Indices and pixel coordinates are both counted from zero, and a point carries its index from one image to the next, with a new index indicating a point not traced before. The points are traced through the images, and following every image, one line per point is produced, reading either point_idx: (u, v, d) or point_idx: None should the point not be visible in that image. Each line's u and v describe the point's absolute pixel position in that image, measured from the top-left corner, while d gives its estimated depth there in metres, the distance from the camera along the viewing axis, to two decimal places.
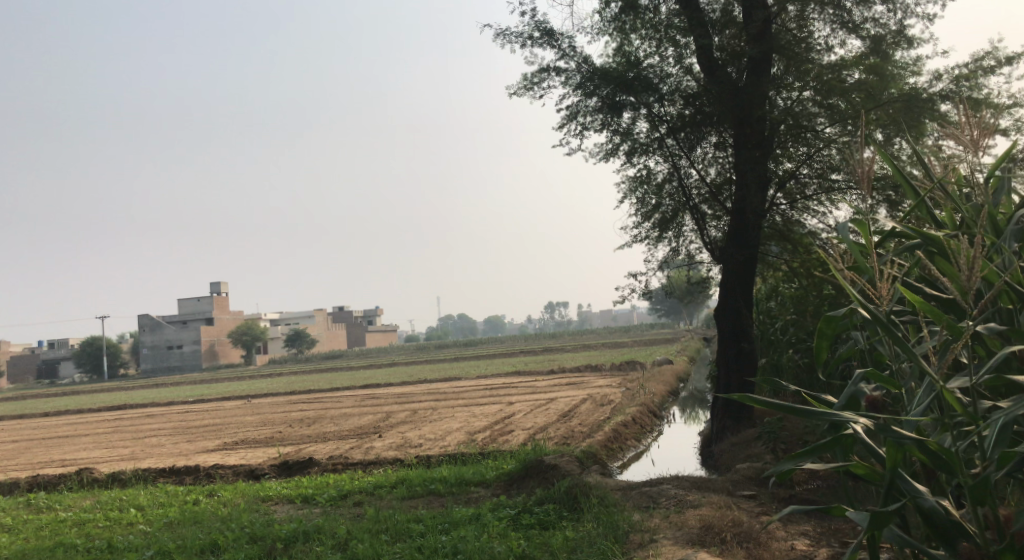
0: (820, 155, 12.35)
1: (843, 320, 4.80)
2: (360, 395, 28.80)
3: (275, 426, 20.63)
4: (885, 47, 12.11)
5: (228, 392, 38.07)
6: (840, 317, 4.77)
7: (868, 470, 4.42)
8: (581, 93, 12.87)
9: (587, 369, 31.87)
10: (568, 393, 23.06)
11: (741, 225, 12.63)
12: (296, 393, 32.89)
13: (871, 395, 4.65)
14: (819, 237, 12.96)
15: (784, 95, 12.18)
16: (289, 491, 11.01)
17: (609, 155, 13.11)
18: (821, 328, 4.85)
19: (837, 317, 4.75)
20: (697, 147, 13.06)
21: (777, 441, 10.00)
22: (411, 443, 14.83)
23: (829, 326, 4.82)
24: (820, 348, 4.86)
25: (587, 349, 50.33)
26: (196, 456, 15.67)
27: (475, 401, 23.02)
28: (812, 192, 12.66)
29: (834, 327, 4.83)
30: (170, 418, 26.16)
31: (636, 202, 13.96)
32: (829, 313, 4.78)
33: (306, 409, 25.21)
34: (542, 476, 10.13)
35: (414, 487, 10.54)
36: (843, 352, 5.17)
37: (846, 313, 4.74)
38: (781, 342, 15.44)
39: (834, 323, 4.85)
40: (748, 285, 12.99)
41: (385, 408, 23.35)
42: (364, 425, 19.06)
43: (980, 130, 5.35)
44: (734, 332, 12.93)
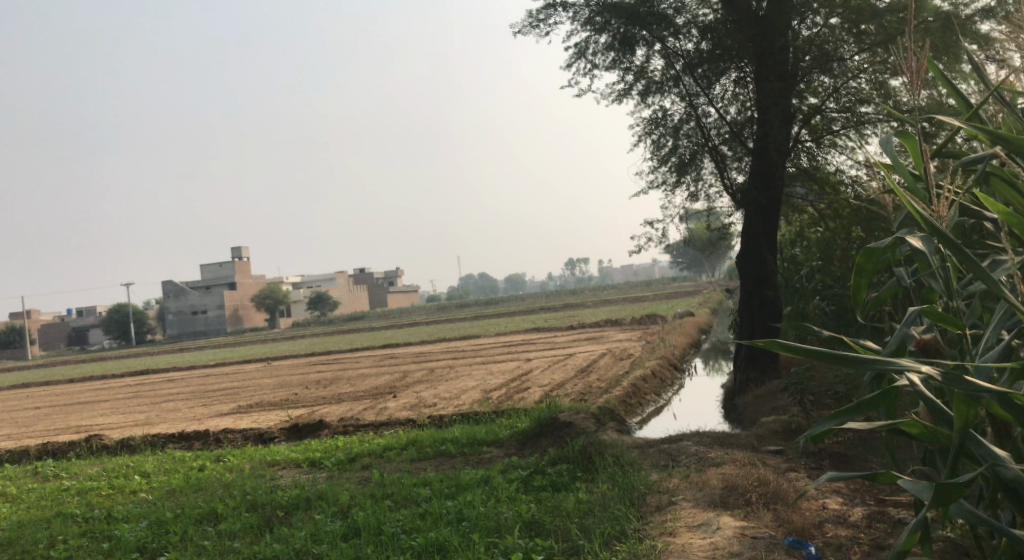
0: (847, 87, 11.67)
1: (883, 252, 4.22)
2: (378, 356, 28.52)
3: (291, 388, 20.34)
4: None
5: (249, 355, 37.99)
6: (881, 249, 4.19)
7: (922, 429, 3.97)
8: (591, 30, 12.24)
9: (607, 324, 31.40)
10: (587, 348, 22.61)
11: (765, 163, 11.98)
12: (315, 355, 32.70)
13: (920, 339, 4.16)
14: (848, 176, 12.24)
15: (809, 24, 11.51)
16: (297, 454, 10.63)
17: (622, 96, 12.48)
18: (860, 263, 4.27)
19: (878, 248, 4.16)
20: (715, 84, 12.38)
21: (805, 393, 9.45)
22: (425, 403, 14.42)
23: (869, 258, 4.24)
24: (860, 286, 4.30)
25: (609, 305, 49.81)
26: (208, 420, 15.39)
27: (493, 358, 22.61)
28: (840, 128, 11.89)
29: (874, 260, 4.25)
30: (189, 382, 26.01)
31: (651, 145, 13.23)
32: (868, 245, 4.19)
33: (324, 370, 24.92)
34: (557, 435, 9.68)
35: (425, 448, 10.11)
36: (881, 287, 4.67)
37: (887, 243, 4.16)
38: (806, 290, 14.87)
39: (874, 256, 4.27)
40: (772, 229, 12.32)
41: (403, 367, 23.00)
42: (380, 385, 18.73)
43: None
44: (757, 280, 12.35)
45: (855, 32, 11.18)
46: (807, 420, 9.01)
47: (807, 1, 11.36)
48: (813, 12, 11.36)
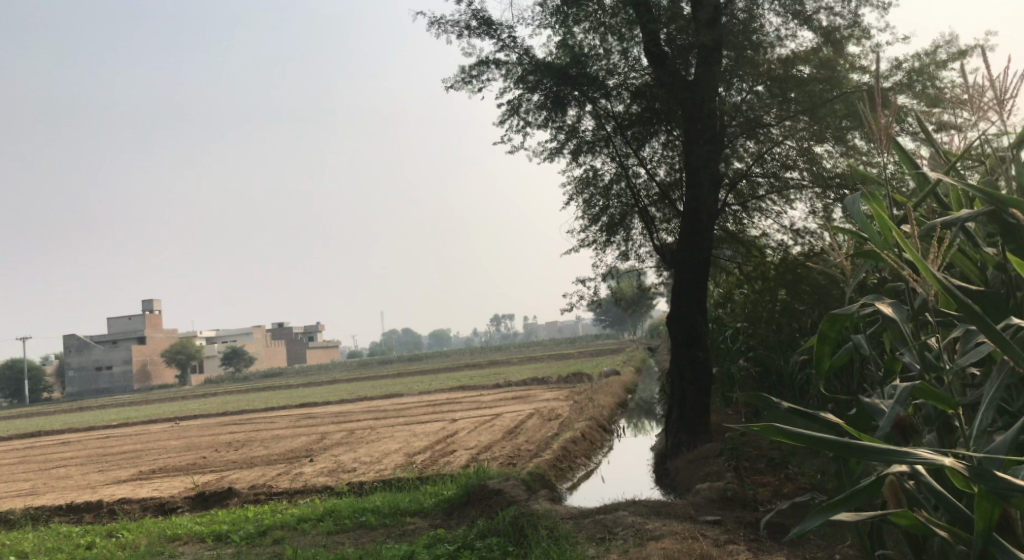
0: (772, 153, 11.69)
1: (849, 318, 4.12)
2: (294, 415, 27.47)
3: (200, 451, 19.27)
4: (838, 39, 11.32)
5: (156, 414, 36.26)
6: (846, 315, 4.09)
7: (909, 520, 3.89)
8: (523, 88, 11.99)
9: (531, 383, 31.00)
10: (513, 408, 22.17)
11: (694, 225, 11.91)
12: (227, 414, 31.36)
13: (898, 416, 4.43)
14: (773, 240, 12.25)
15: (734, 90, 11.47)
16: (202, 527, 9.85)
17: (554, 155, 12.32)
18: (823, 329, 4.15)
19: (844, 314, 4.06)
20: (645, 145, 12.29)
21: (739, 460, 9.22)
22: (343, 468, 13.73)
23: (834, 324, 4.13)
24: (823, 351, 4.18)
25: (532, 363, 49.51)
26: (106, 488, 14.33)
27: (416, 419, 21.95)
28: (763, 192, 11.97)
29: (836, 327, 4.14)
30: (88, 444, 24.51)
31: (582, 204, 13.06)
32: (833, 311, 4.06)
33: (237, 432, 23.81)
34: (485, 504, 9.21)
35: (342, 520, 9.47)
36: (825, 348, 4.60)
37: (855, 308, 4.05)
38: (734, 351, 14.85)
39: (838, 322, 4.18)
40: (702, 290, 12.20)
41: (320, 428, 22.12)
42: (295, 447, 17.89)
43: (982, 100, 4.52)
44: (687, 341, 12.16)
45: (780, 101, 11.22)
46: (742, 488, 8.79)
47: (731, 69, 11.34)
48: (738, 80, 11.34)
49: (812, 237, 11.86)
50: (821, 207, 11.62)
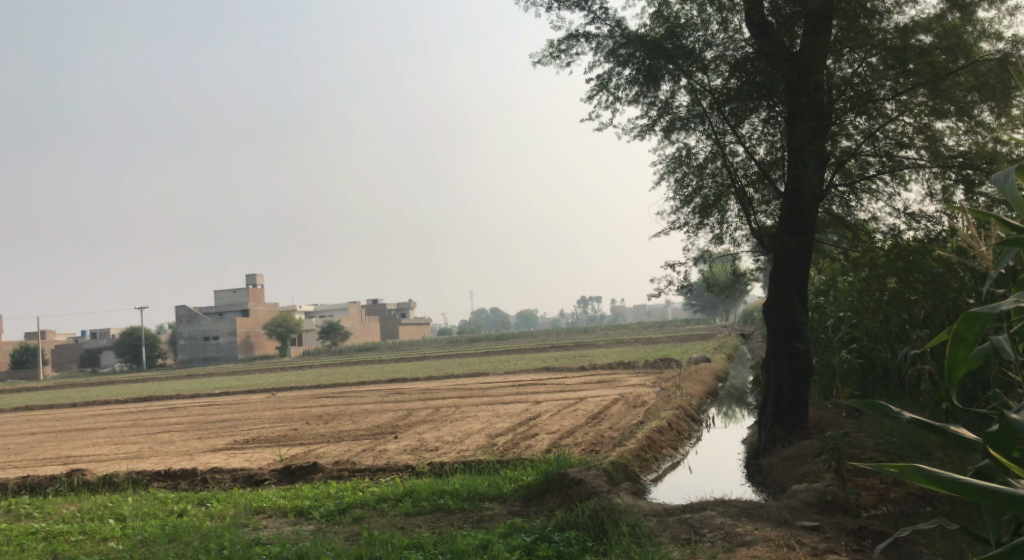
0: (886, 130, 10.89)
1: (990, 318, 3.97)
2: (384, 391, 27.65)
3: (291, 423, 19.54)
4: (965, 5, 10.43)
5: (254, 384, 37.16)
6: (986, 317, 3.94)
7: None
8: (614, 62, 11.54)
9: (620, 366, 30.47)
10: (600, 392, 21.77)
11: (797, 207, 11.25)
12: (320, 387, 31.85)
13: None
14: (884, 224, 11.44)
15: (844, 62, 10.93)
16: (285, 501, 9.83)
17: (645, 132, 11.81)
18: (959, 329, 4.01)
19: (983, 313, 3.91)
20: (744, 122, 11.61)
21: (841, 464, 8.77)
22: (427, 447, 13.64)
23: (972, 324, 3.97)
24: (958, 354, 4.04)
25: (622, 346, 48.83)
26: (199, 456, 14.61)
27: (502, 399, 21.78)
28: (874, 172, 11.11)
29: (976, 327, 3.97)
30: (189, 411, 25.22)
31: (674, 185, 12.48)
32: (973, 309, 3.94)
33: (327, 404, 24.10)
34: (565, 493, 8.93)
35: (421, 501, 9.30)
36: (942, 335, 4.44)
37: (997, 309, 3.90)
38: (834, 343, 14.20)
39: (979, 322, 4.00)
40: (803, 277, 11.57)
41: (408, 405, 22.19)
42: (381, 423, 17.93)
43: None
44: (785, 330, 11.55)
45: (895, 73, 10.50)
46: (843, 492, 8.35)
47: (841, 40, 10.82)
48: (845, 51, 10.83)
49: (929, 220, 11.05)
50: (939, 187, 10.82)
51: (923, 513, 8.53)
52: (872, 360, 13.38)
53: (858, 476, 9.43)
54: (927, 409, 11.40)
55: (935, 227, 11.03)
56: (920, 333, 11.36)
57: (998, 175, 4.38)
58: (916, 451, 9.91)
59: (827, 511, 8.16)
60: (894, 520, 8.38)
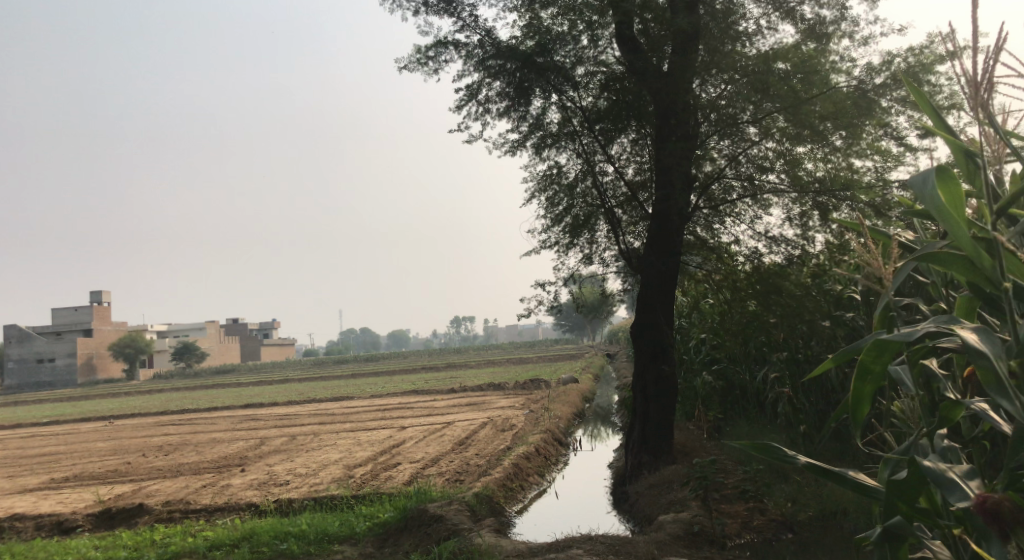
0: (747, 155, 10.80)
1: (895, 348, 3.94)
2: (236, 417, 26.08)
3: (125, 455, 17.92)
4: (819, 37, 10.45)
5: (92, 410, 34.49)
6: (891, 350, 3.93)
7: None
8: (484, 73, 10.99)
9: (489, 388, 29.92)
10: (465, 416, 21.11)
11: (663, 228, 11.01)
12: (168, 413, 29.95)
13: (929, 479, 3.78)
14: (747, 247, 11.31)
15: (710, 86, 10.58)
16: (99, 553, 8.71)
17: (515, 148, 11.33)
18: (865, 357, 4.00)
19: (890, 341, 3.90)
20: (613, 142, 11.29)
21: (708, 491, 8.47)
22: (275, 482, 12.62)
23: (878, 354, 3.96)
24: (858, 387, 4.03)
25: (491, 366, 48.37)
26: (13, 498, 13.07)
27: (363, 425, 20.82)
28: (736, 196, 10.99)
29: (881, 359, 3.96)
30: (15, 444, 23.09)
31: (545, 203, 12.04)
32: (882, 338, 3.92)
33: (171, 434, 22.41)
34: (423, 533, 8.29)
35: (259, 548, 8.44)
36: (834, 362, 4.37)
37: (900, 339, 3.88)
38: (696, 364, 14.12)
39: (884, 356, 3.99)
40: (669, 300, 11.33)
41: (261, 432, 20.88)
42: (229, 454, 16.70)
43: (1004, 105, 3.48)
44: (653, 353, 11.26)
45: (755, 99, 10.22)
46: (709, 522, 8.05)
47: (706, 62, 10.45)
48: (711, 76, 10.49)
49: (789, 245, 10.94)
50: (798, 213, 10.77)
51: (785, 540, 8.33)
52: (732, 382, 13.30)
53: (724, 502, 9.18)
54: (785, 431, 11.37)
55: (794, 251, 10.90)
56: (779, 355, 11.31)
57: (918, 180, 3.81)
58: (776, 475, 9.77)
59: (694, 544, 7.80)
60: (758, 550, 8.16)
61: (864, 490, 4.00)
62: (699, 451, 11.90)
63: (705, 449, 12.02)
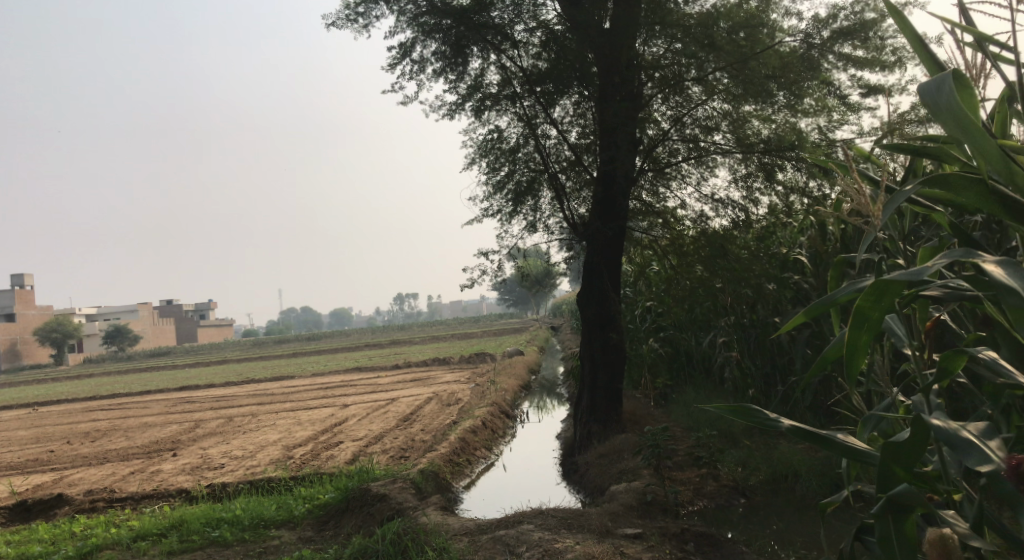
0: (693, 116, 10.54)
1: (894, 293, 3.69)
2: (173, 400, 25.34)
3: (52, 443, 17.19)
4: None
5: (20, 397, 33.30)
6: (894, 291, 3.66)
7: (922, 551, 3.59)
8: (418, 32, 10.49)
9: (433, 363, 29.59)
10: (409, 392, 20.74)
11: (608, 191, 10.69)
12: (98, 398, 28.95)
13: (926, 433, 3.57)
14: (692, 211, 11.07)
15: (653, 44, 10.33)
16: (14, 548, 8.22)
17: (453, 112, 10.87)
18: (862, 303, 3.72)
19: (896, 281, 3.62)
20: (556, 105, 10.88)
21: (661, 459, 8.26)
22: (210, 465, 12.15)
23: (878, 296, 3.69)
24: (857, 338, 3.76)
25: (434, 342, 47.98)
26: None
27: (304, 404, 20.34)
28: (681, 159, 10.72)
29: (886, 299, 3.68)
30: None
31: (485, 169, 11.60)
32: (885, 277, 3.64)
33: (102, 419, 21.62)
34: (365, 514, 7.95)
35: (189, 536, 8.01)
36: (807, 315, 4.14)
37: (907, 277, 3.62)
38: (642, 332, 13.96)
39: (883, 300, 3.72)
40: (615, 265, 11.03)
41: (196, 415, 20.25)
42: (163, 438, 16.10)
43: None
44: (600, 321, 10.98)
45: (701, 56, 9.87)
46: (662, 491, 7.81)
47: (649, 19, 10.04)
48: (655, 35, 10.17)
49: (734, 208, 10.71)
50: (743, 173, 10.52)
51: (739, 506, 8.16)
52: (678, 349, 13.21)
53: (676, 470, 9.00)
54: (733, 395, 11.27)
55: (739, 214, 10.72)
56: (727, 320, 11.13)
57: (928, 91, 3.53)
58: (728, 441, 9.61)
59: (648, 513, 7.56)
60: (712, 517, 7.97)
61: (852, 455, 3.78)
62: (648, 420, 11.71)
63: (654, 417, 11.85)
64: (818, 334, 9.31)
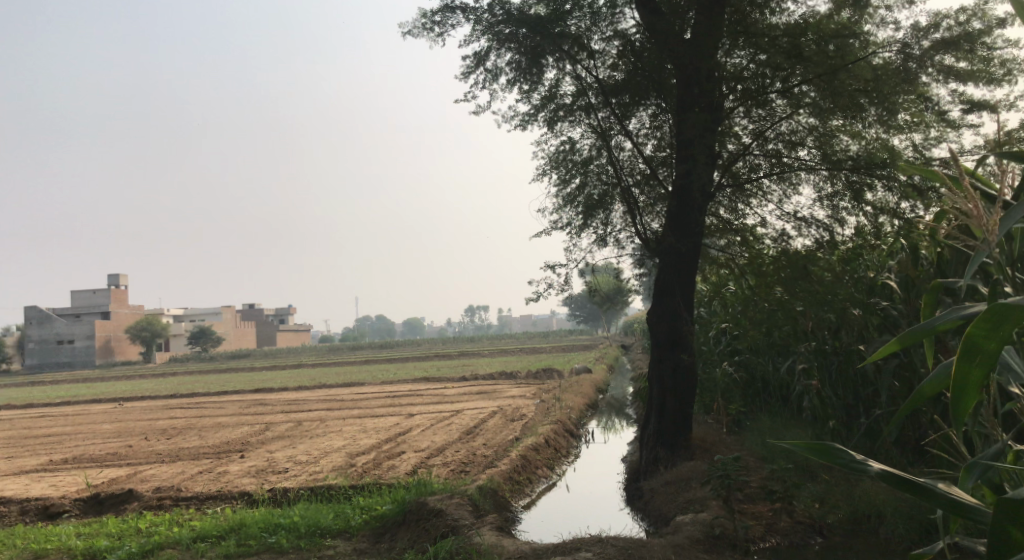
0: (778, 131, 10.12)
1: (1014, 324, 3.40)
2: (245, 402, 25.71)
3: (128, 438, 17.55)
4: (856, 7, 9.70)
5: (103, 392, 34.33)
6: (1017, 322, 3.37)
7: None
8: (494, 42, 10.33)
9: (501, 376, 29.43)
10: (476, 404, 20.58)
11: (684, 207, 10.35)
12: (176, 396, 29.61)
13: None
14: (772, 230, 10.65)
15: (735, 55, 9.93)
16: (78, 541, 8.29)
17: (526, 122, 10.67)
18: (977, 335, 3.43)
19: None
20: (632, 116, 10.60)
21: (731, 491, 7.86)
22: (274, 469, 12.15)
23: (996, 327, 3.40)
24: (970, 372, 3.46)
25: (504, 355, 47.86)
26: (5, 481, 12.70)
27: (371, 411, 20.36)
28: (763, 175, 10.32)
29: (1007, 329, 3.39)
30: (18, 424, 22.73)
31: (557, 182, 11.35)
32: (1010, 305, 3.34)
33: (178, 417, 22.04)
34: (421, 528, 7.77)
35: (247, 540, 7.94)
36: (900, 345, 3.76)
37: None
38: (715, 356, 13.53)
39: (1000, 331, 3.43)
40: (689, 284, 10.65)
41: (266, 417, 20.46)
42: (232, 439, 16.25)
43: None
44: (671, 342, 10.61)
45: (786, 67, 9.57)
46: (732, 524, 7.41)
47: (732, 30, 9.71)
48: (738, 46, 9.80)
49: (818, 227, 10.28)
50: (829, 191, 10.06)
51: (814, 545, 7.72)
52: (754, 374, 12.73)
53: (746, 502, 8.58)
54: (810, 425, 10.77)
55: (823, 234, 10.25)
56: (807, 346, 10.64)
57: None
58: (804, 474, 9.15)
59: (716, 548, 7.19)
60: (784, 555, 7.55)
61: (959, 511, 3.50)
62: (718, 447, 11.28)
63: (725, 445, 11.41)
64: (905, 365, 8.79)
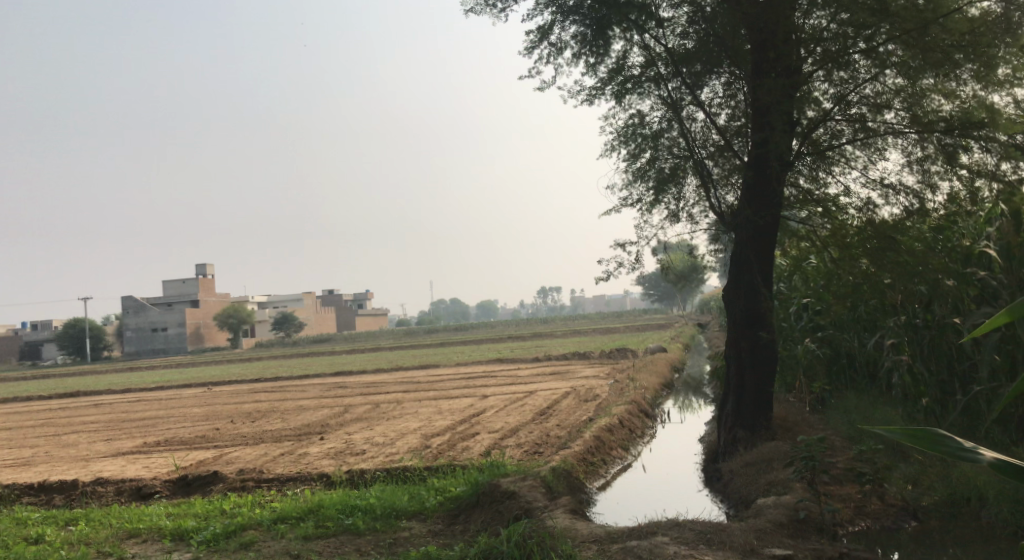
0: (863, 94, 9.64)
1: None
2: (325, 385, 26.12)
3: (213, 421, 17.98)
4: None
5: (191, 377, 35.31)
6: None
7: None
8: (560, 15, 10.12)
9: (576, 357, 29.29)
10: (551, 385, 20.48)
11: (762, 178, 9.98)
12: (260, 380, 30.27)
13: None
14: (856, 199, 10.18)
15: (813, 16, 9.45)
16: (166, 521, 8.48)
17: (594, 97, 10.42)
18: None
19: None
20: (704, 86, 10.26)
21: (816, 473, 7.57)
22: (352, 450, 12.27)
23: None
24: None
25: (579, 336, 47.65)
26: (97, 463, 13.12)
27: (447, 393, 20.45)
28: (846, 141, 9.86)
29: None
30: (112, 408, 23.52)
31: (627, 158, 11.06)
32: None
33: (261, 400, 22.50)
34: (495, 510, 7.69)
35: (324, 522, 7.98)
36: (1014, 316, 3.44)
37: None
38: (795, 332, 13.12)
39: None
40: (768, 259, 10.28)
41: (345, 400, 20.74)
42: (312, 421, 16.50)
43: None
44: (749, 318, 10.28)
45: (871, 25, 9.08)
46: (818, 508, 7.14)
47: None
48: (816, 6, 9.34)
49: (906, 195, 9.77)
50: (918, 155, 9.55)
51: (906, 531, 7.40)
52: (837, 350, 12.29)
53: (832, 484, 8.27)
54: (899, 403, 10.35)
55: (912, 202, 9.75)
56: (897, 320, 10.19)
57: None
58: (894, 455, 8.78)
59: (801, 533, 6.93)
60: (873, 541, 7.25)
61: None
62: (801, 427, 10.93)
63: (808, 424, 11.06)
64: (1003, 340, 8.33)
